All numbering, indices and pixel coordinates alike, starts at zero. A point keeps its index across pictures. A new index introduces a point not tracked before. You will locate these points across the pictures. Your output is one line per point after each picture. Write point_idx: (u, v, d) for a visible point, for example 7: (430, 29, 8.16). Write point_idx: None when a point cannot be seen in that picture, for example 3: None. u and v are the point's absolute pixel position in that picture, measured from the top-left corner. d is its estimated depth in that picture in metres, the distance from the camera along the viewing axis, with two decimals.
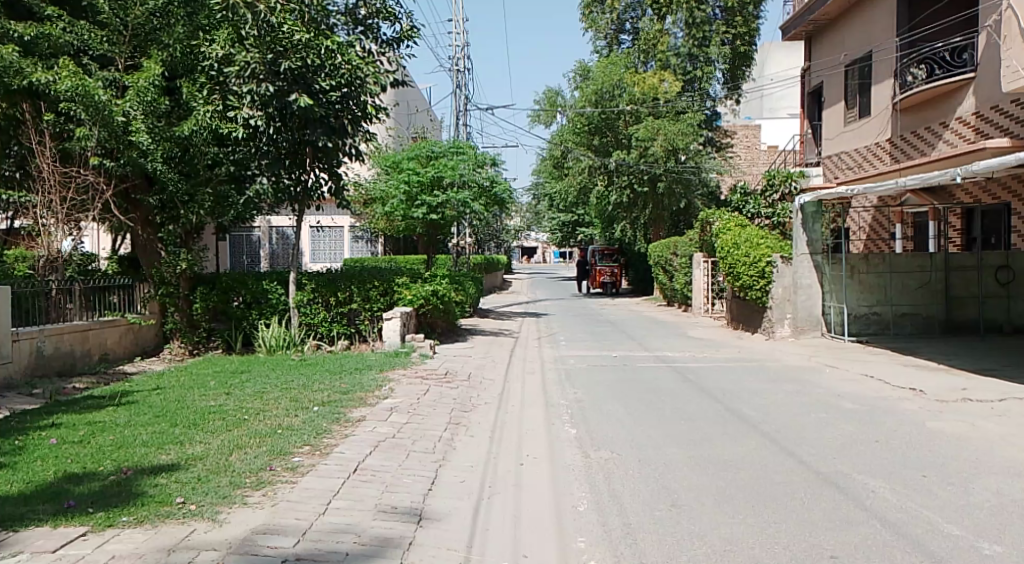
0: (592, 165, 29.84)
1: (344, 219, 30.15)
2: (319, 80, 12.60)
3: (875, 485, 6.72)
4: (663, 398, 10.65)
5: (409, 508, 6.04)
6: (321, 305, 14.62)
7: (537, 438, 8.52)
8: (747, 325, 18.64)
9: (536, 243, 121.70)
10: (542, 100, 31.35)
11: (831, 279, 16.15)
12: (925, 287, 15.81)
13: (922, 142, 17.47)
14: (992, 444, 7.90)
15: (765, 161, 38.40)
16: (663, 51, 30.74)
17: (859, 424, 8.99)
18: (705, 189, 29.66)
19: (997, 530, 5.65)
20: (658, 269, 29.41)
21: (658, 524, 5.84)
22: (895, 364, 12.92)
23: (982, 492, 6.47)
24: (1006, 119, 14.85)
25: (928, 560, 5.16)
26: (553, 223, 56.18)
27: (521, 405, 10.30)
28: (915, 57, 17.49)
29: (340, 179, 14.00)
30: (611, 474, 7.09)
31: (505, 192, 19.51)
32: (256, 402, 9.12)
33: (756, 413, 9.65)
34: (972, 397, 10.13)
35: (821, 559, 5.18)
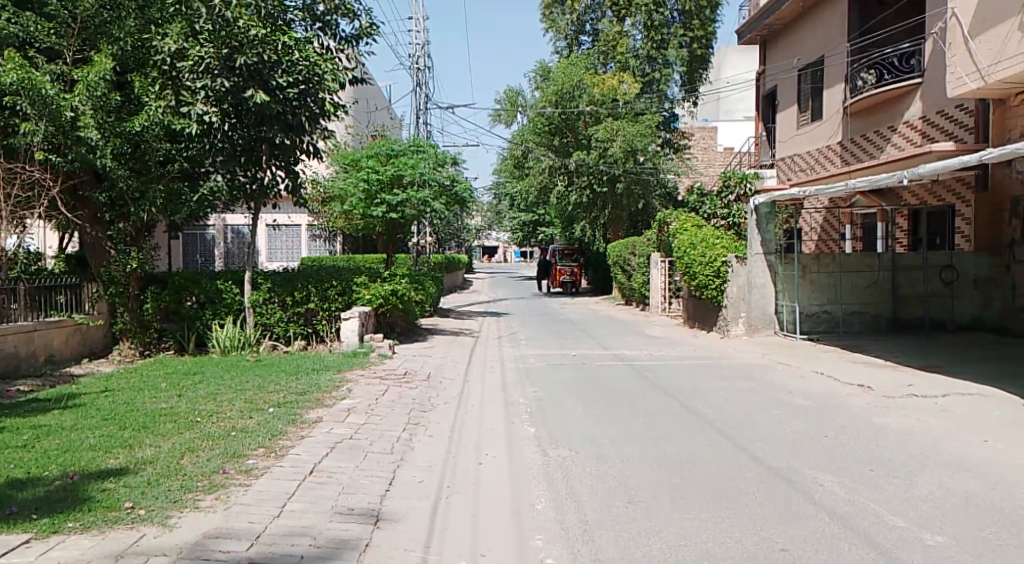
0: (552, 165, 29.99)
1: (302, 218, 29.81)
2: (276, 76, 12.39)
3: (825, 480, 6.87)
4: (619, 396, 10.74)
5: (366, 509, 6.00)
6: (277, 304, 14.39)
7: (496, 437, 8.51)
8: (704, 324, 18.91)
9: (495, 243, 122.04)
10: (503, 99, 31.30)
11: (784, 278, 16.43)
12: (874, 286, 16.19)
13: (872, 145, 17.89)
14: (935, 439, 8.11)
15: (721, 162, 38.97)
16: (623, 53, 31.08)
17: (810, 421, 9.16)
18: (663, 190, 29.97)
19: (939, 522, 5.82)
20: (617, 269, 29.63)
21: (616, 521, 5.89)
22: (844, 362, 13.21)
23: (926, 486, 6.65)
24: (951, 123, 15.27)
25: (873, 552, 5.30)
26: (514, 222, 56.24)
27: (480, 405, 10.29)
28: (865, 63, 17.95)
29: (297, 176, 14.00)
30: (570, 472, 7.12)
31: (467, 192, 19.44)
32: (209, 404, 8.97)
33: (713, 410, 9.80)
34: (917, 393, 10.40)
35: (772, 552, 5.28)
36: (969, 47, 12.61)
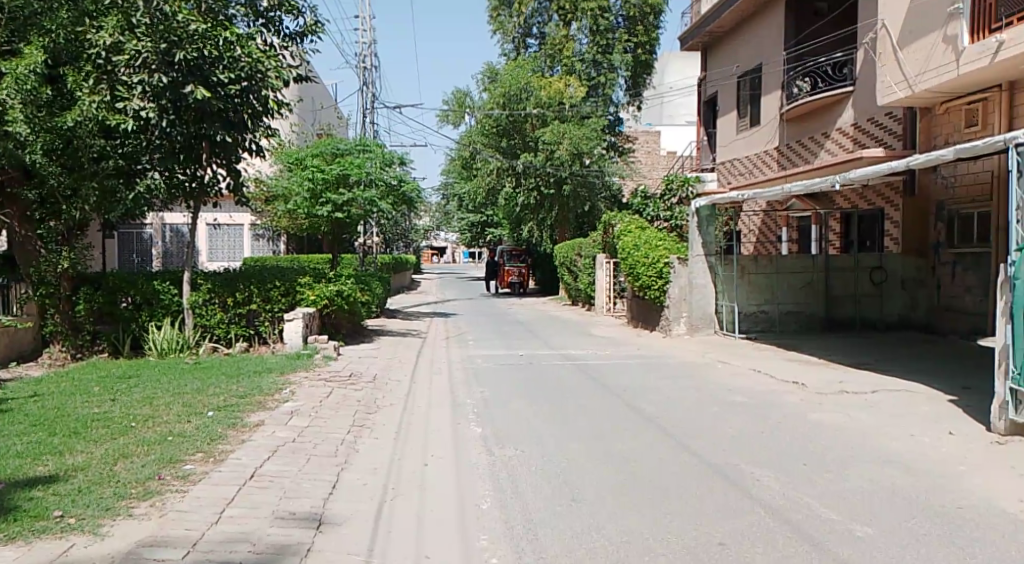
0: (500, 167, 29.99)
1: (244, 217, 29.23)
2: (217, 72, 12.18)
3: (761, 474, 7.05)
4: (565, 395, 10.83)
5: (309, 514, 5.94)
6: (218, 305, 14.07)
7: (442, 438, 8.50)
8: (647, 324, 19.17)
9: (444, 243, 121.68)
10: (450, 100, 31.20)
11: (724, 279, 16.80)
12: (809, 286, 16.65)
13: (808, 150, 18.39)
14: (865, 434, 8.40)
15: (665, 166, 39.58)
16: (569, 57, 31.32)
17: (748, 418, 9.38)
18: (609, 193, 30.33)
19: (868, 513, 6.02)
20: (563, 270, 29.82)
21: (559, 519, 5.95)
22: (781, 360, 13.56)
23: (856, 479, 6.87)
24: (881, 131, 15.77)
25: (807, 544, 5.46)
26: (462, 223, 56.03)
27: (427, 406, 10.25)
28: (801, 70, 18.43)
29: (238, 175, 13.75)
30: (515, 471, 7.16)
31: (414, 192, 19.34)
32: (145, 408, 8.76)
33: (655, 408, 9.97)
34: (849, 390, 10.75)
35: (711, 546, 5.40)
36: (898, 58, 13.07)
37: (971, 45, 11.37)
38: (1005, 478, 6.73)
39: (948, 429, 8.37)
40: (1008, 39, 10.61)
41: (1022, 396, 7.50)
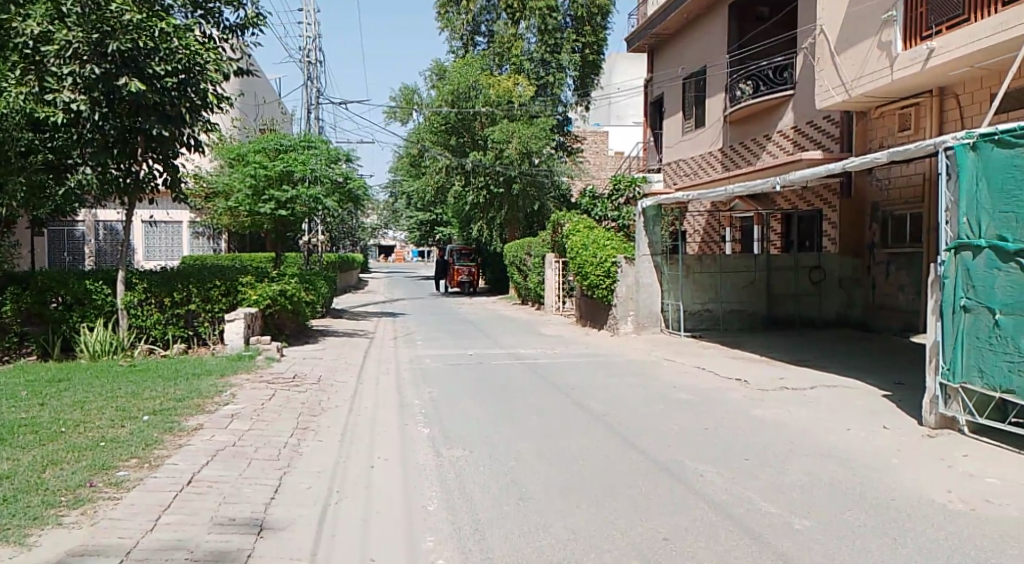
0: (449, 165, 29.86)
1: (182, 214, 28.59)
2: (153, 64, 11.78)
3: (704, 470, 7.17)
4: (512, 394, 10.83)
5: (249, 519, 5.82)
6: (155, 306, 13.72)
7: (389, 439, 8.41)
8: (595, 323, 19.31)
9: (392, 242, 120.74)
10: (398, 97, 30.93)
11: (670, 278, 17.04)
12: (750, 285, 16.98)
13: (750, 151, 18.76)
14: (804, 429, 8.59)
15: (612, 166, 39.96)
16: (517, 56, 31.34)
17: (692, 414, 9.52)
18: (557, 192, 30.49)
19: (807, 506, 6.16)
20: (513, 269, 29.84)
21: (506, 518, 5.94)
22: (725, 357, 13.79)
23: (796, 472, 7.03)
24: (819, 133, 16.15)
25: (749, 537, 5.55)
26: (411, 221, 55.55)
27: (373, 407, 10.13)
28: (744, 74, 18.80)
29: (176, 170, 13.41)
30: (463, 471, 7.14)
31: (360, 189, 19.12)
32: (76, 413, 8.47)
33: (602, 406, 10.03)
34: (789, 386, 11.00)
35: (656, 542, 5.46)
36: (835, 63, 13.41)
37: (904, 51, 11.73)
38: (936, 470, 6.95)
39: (883, 423, 8.60)
40: (938, 47, 10.98)
41: (951, 391, 7.76)
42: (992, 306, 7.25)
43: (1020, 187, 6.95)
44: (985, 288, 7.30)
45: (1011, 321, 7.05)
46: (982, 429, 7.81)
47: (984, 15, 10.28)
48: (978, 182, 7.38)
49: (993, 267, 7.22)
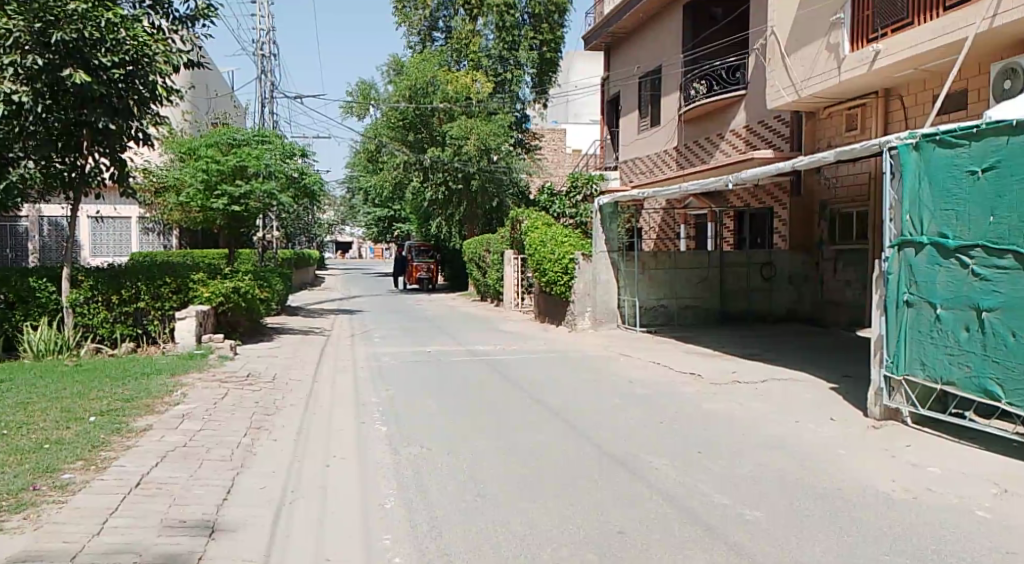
0: (407, 161, 29.67)
1: (131, 210, 28.02)
2: (99, 55, 11.44)
3: (659, 463, 7.25)
4: (471, 391, 10.82)
5: (200, 521, 5.72)
6: (102, 304, 13.36)
7: (345, 437, 8.34)
8: (553, 319, 19.39)
9: (350, 238, 119.78)
10: (355, 91, 30.59)
11: (626, 274, 17.16)
12: (705, 281, 17.21)
13: (704, 150, 18.99)
14: (756, 422, 8.74)
15: (570, 163, 40.12)
16: (475, 52, 31.25)
17: (647, 408, 9.62)
18: (516, 189, 30.53)
19: (757, 497, 6.28)
20: (472, 266, 29.79)
21: (463, 515, 5.94)
22: (680, 352, 13.96)
23: (747, 464, 7.15)
24: (770, 132, 16.41)
25: (702, 529, 5.63)
26: (369, 217, 54.95)
27: (329, 406, 10.02)
28: (697, 74, 19.02)
29: (123, 165, 13.12)
30: (421, 469, 7.12)
31: (316, 184, 18.89)
32: (19, 414, 8.23)
33: (560, 402, 10.08)
34: (741, 379, 11.19)
35: (611, 535, 5.51)
36: (786, 63, 13.65)
37: (852, 53, 11.99)
38: (881, 460, 7.13)
39: (830, 416, 8.80)
40: (884, 49, 11.24)
41: (894, 383, 7.98)
42: (933, 301, 7.46)
43: (960, 186, 7.15)
44: (927, 283, 7.52)
45: (951, 315, 7.26)
46: (924, 420, 8.04)
47: (927, 18, 10.55)
48: (921, 181, 7.57)
49: (935, 263, 7.42)
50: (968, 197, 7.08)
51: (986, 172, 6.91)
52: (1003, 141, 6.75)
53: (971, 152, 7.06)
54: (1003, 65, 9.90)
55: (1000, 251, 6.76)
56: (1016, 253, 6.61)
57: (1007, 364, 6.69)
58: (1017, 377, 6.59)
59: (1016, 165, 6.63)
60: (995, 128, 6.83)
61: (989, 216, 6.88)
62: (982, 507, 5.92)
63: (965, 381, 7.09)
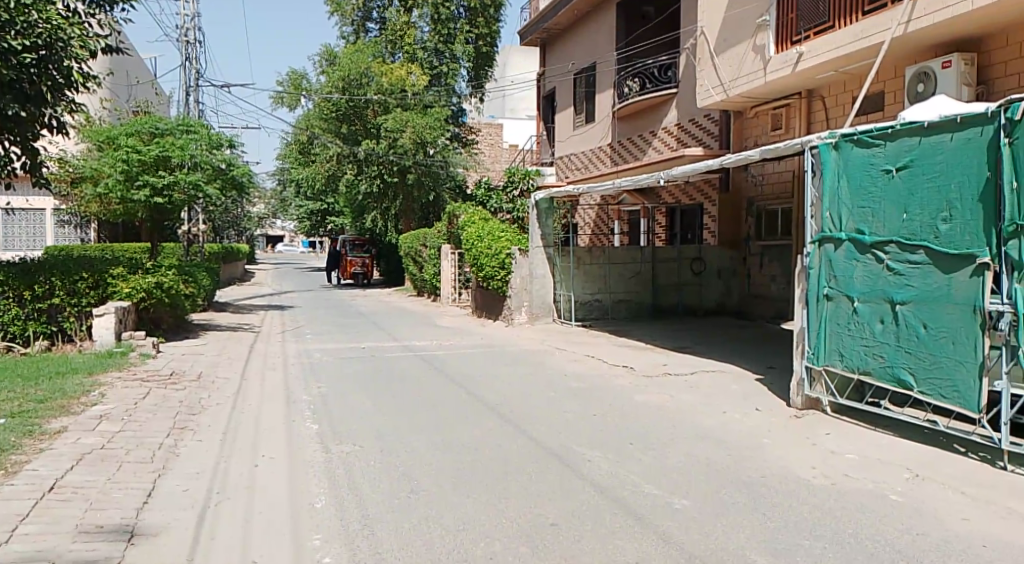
0: (340, 153, 29.27)
1: (46, 201, 27.04)
2: (9, 38, 10.87)
3: (593, 455, 7.31)
4: (405, 387, 10.71)
5: (118, 526, 5.53)
6: (13, 300, 12.77)
7: (274, 436, 8.18)
8: (490, 313, 19.41)
9: (281, 232, 117.55)
10: (286, 82, 29.94)
11: (561, 269, 17.24)
12: (637, 276, 17.46)
13: (637, 147, 19.25)
14: (685, 413, 8.92)
15: (507, 158, 40.18)
16: (410, 44, 30.93)
17: (581, 401, 9.71)
18: (453, 183, 30.40)
19: (686, 486, 6.40)
20: (408, 260, 29.56)
21: (395, 512, 5.87)
22: (613, 345, 14.16)
23: (676, 455, 7.29)
24: (699, 130, 16.70)
25: (632, 519, 5.71)
26: (301, 211, 53.78)
27: (259, 404, 9.79)
28: (630, 72, 19.25)
29: (35, 154, 12.57)
30: (353, 466, 7.03)
31: (245, 176, 18.43)
32: None
33: (495, 396, 10.08)
34: (672, 371, 11.41)
35: (544, 527, 5.54)
36: (714, 64, 13.93)
37: (776, 54, 12.30)
38: (802, 447, 7.36)
39: (755, 406, 9.02)
40: (807, 51, 11.57)
41: (816, 373, 8.24)
42: (851, 294, 7.72)
43: (876, 184, 7.41)
44: (846, 278, 7.77)
45: (867, 308, 7.52)
46: (843, 408, 8.32)
47: (847, 22, 10.90)
48: (839, 179, 7.83)
49: (853, 257, 7.68)
50: (883, 195, 7.33)
51: (900, 171, 7.17)
52: (916, 141, 7.01)
53: (886, 152, 7.32)
54: (917, 68, 10.31)
55: (913, 246, 7.03)
56: (927, 248, 6.88)
57: (918, 354, 6.97)
58: (927, 366, 6.87)
59: (927, 164, 6.90)
60: (909, 129, 7.08)
61: (902, 213, 7.14)
62: (896, 491, 6.15)
63: (881, 371, 7.36)
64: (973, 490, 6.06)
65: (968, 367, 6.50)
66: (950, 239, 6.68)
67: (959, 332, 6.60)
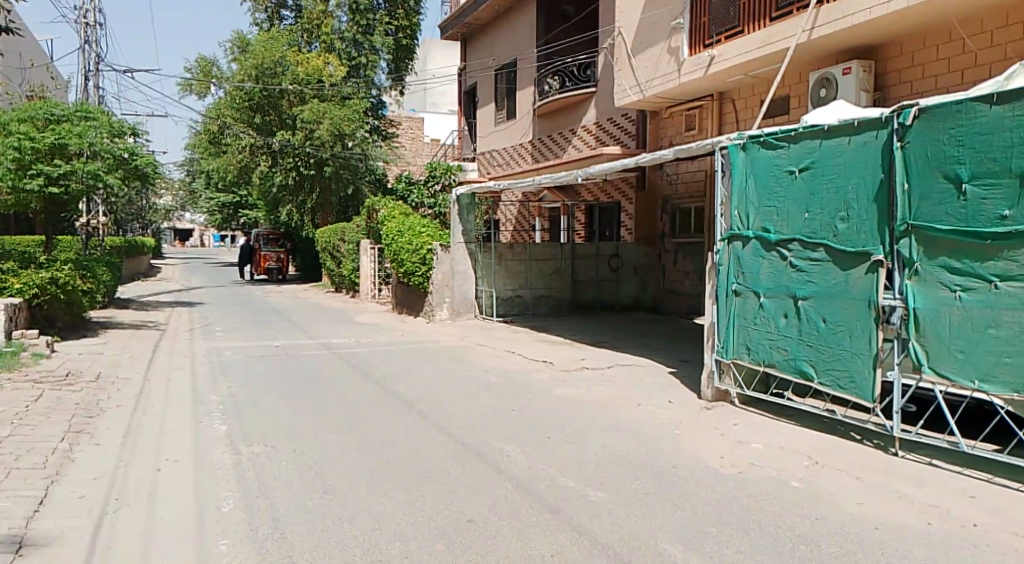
0: (253, 143, 28.48)
1: None
2: None
3: (511, 450, 7.34)
4: (320, 386, 10.50)
5: (5, 537, 5.24)
6: None
7: (179, 438, 7.88)
8: (410, 310, 19.23)
9: (192, 224, 113.65)
10: (195, 69, 28.92)
11: (483, 265, 17.18)
12: (556, 273, 17.62)
13: (556, 144, 19.41)
14: (601, 406, 9.05)
15: (428, 153, 39.90)
16: (327, 34, 30.29)
17: (499, 397, 9.72)
18: (372, 176, 30.01)
19: (601, 478, 6.49)
20: (326, 255, 29.00)
21: (307, 514, 5.75)
22: (533, 341, 14.22)
23: (593, 447, 7.39)
24: (617, 129, 16.94)
25: (548, 512, 5.76)
26: (211, 203, 51.93)
27: (163, 405, 9.42)
28: (551, 69, 19.38)
29: None
30: (262, 468, 6.85)
31: (148, 166, 17.76)
32: None
33: (412, 393, 9.98)
34: (589, 365, 11.58)
35: (461, 524, 5.52)
36: (630, 64, 14.15)
37: (690, 57, 12.58)
38: (713, 438, 7.56)
39: (668, 398, 9.23)
40: (718, 54, 11.87)
41: (724, 365, 8.49)
42: (757, 290, 7.97)
43: (780, 184, 7.67)
44: (752, 274, 8.02)
45: (772, 303, 7.77)
46: (749, 399, 8.60)
47: (756, 28, 11.27)
48: (747, 180, 8.07)
49: (759, 255, 7.93)
50: (787, 195, 7.60)
51: (802, 172, 7.44)
52: (818, 144, 7.28)
53: (790, 153, 7.58)
54: (819, 74, 10.74)
55: (814, 244, 7.30)
56: (827, 246, 7.17)
57: (818, 347, 7.25)
58: (825, 358, 7.16)
59: (828, 166, 7.18)
60: (811, 132, 7.34)
61: (805, 212, 7.41)
62: (798, 478, 6.38)
63: (784, 364, 7.63)
64: (867, 475, 6.36)
65: (863, 359, 6.80)
66: (847, 237, 6.98)
67: (855, 326, 6.90)
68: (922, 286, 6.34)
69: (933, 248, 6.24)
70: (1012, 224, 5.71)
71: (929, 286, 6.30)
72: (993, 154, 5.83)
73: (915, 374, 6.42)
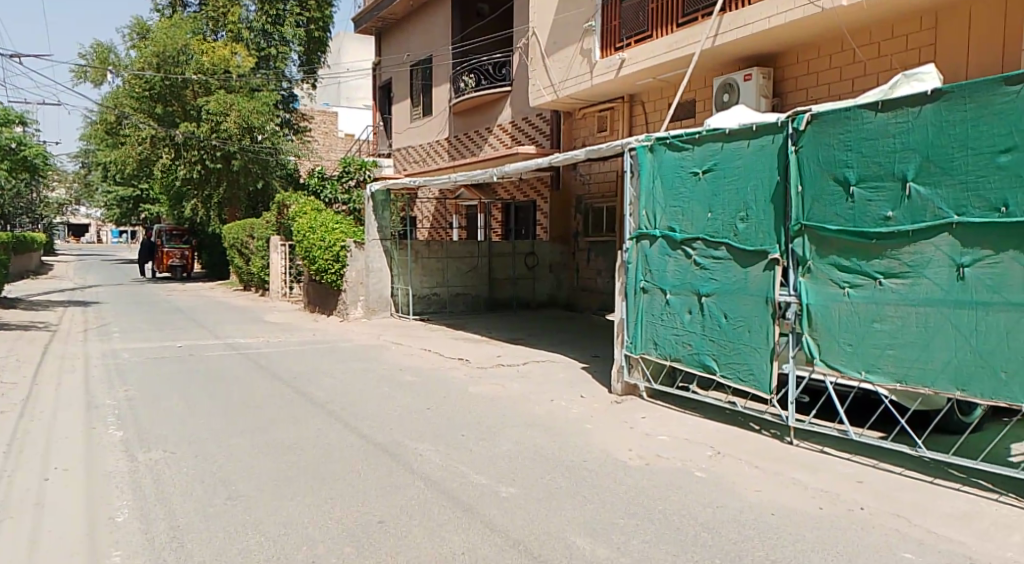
0: (155, 135, 27.45)
1: None
2: None
3: (424, 449, 7.34)
4: (225, 388, 10.20)
5: None
6: None
7: (71, 445, 7.54)
8: (323, 309, 18.87)
9: (89, 219, 108.44)
10: (90, 55, 27.68)
11: (399, 263, 17.03)
12: (473, 271, 17.70)
13: (472, 142, 19.44)
14: (514, 403, 9.12)
15: (342, 147, 39.27)
16: (234, 23, 29.38)
17: (412, 396, 9.67)
18: (283, 171, 29.32)
19: (512, 475, 6.56)
20: (234, 252, 28.15)
21: (208, 521, 5.61)
22: (448, 338, 14.22)
23: (506, 444, 7.45)
24: (532, 129, 17.11)
25: (459, 510, 5.79)
26: (108, 197, 49.69)
27: (54, 411, 8.97)
28: (466, 67, 19.39)
29: None
30: (162, 474, 6.63)
31: (38, 157, 16.88)
32: None
33: (323, 394, 9.83)
34: (504, 363, 11.67)
35: (370, 526, 5.50)
36: (545, 64, 14.31)
37: (601, 59, 12.82)
38: (623, 432, 7.73)
39: (580, 393, 9.39)
40: (628, 58, 12.14)
41: (634, 360, 8.71)
42: (663, 287, 8.20)
43: (685, 185, 7.92)
44: (659, 271, 8.25)
45: (677, 300, 8.02)
46: (657, 393, 8.86)
47: (664, 33, 11.59)
48: (654, 180, 8.29)
49: (665, 253, 8.16)
50: (691, 196, 7.85)
51: (706, 174, 7.70)
52: (720, 147, 7.55)
53: (694, 155, 7.83)
54: (722, 79, 11.13)
55: (716, 243, 7.58)
56: (728, 245, 7.45)
57: (720, 341, 7.53)
58: (726, 352, 7.45)
59: (728, 168, 7.46)
60: (713, 135, 7.60)
61: (708, 212, 7.68)
62: (701, 469, 6.61)
63: (689, 358, 7.88)
64: (765, 464, 6.64)
65: (761, 352, 7.11)
66: (747, 237, 7.28)
67: (753, 321, 7.20)
68: (814, 283, 6.68)
69: (825, 247, 6.57)
70: (895, 224, 6.07)
71: (821, 283, 6.63)
72: (878, 159, 6.20)
73: (808, 367, 6.76)
